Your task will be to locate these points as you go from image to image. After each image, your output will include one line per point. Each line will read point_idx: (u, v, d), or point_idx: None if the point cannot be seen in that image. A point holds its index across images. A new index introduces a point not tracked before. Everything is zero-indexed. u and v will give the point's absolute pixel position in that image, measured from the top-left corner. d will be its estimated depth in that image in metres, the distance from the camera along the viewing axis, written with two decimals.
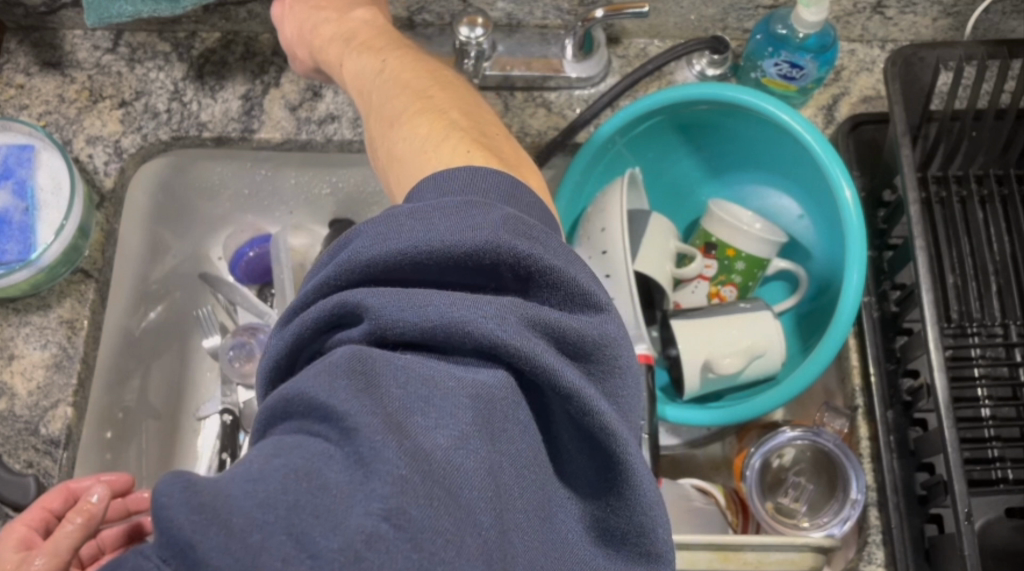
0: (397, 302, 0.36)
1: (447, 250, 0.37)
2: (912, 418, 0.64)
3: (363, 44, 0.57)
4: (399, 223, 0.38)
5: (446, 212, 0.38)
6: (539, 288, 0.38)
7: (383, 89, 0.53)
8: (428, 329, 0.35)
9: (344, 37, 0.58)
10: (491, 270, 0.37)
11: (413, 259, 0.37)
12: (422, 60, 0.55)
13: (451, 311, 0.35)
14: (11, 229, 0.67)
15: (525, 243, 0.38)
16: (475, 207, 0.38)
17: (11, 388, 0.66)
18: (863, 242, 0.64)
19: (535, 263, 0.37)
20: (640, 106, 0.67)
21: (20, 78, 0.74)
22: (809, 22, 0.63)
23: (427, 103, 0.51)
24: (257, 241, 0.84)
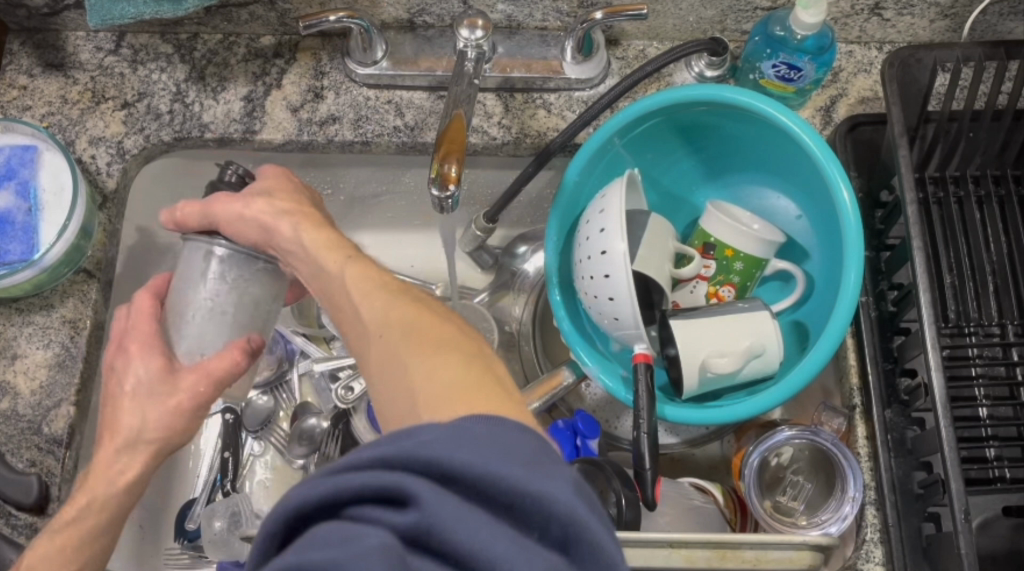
0: (450, 509, 0.33)
1: (509, 482, 0.34)
2: (909, 417, 0.65)
3: (353, 287, 0.53)
4: (471, 436, 0.35)
5: (520, 450, 0.36)
6: (579, 557, 0.34)
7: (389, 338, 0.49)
8: (466, 554, 0.32)
9: (330, 275, 0.55)
10: (542, 523, 0.34)
11: (475, 476, 0.34)
12: (412, 300, 0.51)
13: (496, 548, 0.32)
14: (13, 229, 0.68)
15: (585, 507, 0.35)
16: (551, 458, 0.36)
17: (14, 387, 0.67)
18: (860, 242, 0.64)
19: (585, 527, 0.34)
20: (638, 107, 0.68)
21: (23, 79, 0.75)
22: (808, 23, 0.64)
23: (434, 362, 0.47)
24: None
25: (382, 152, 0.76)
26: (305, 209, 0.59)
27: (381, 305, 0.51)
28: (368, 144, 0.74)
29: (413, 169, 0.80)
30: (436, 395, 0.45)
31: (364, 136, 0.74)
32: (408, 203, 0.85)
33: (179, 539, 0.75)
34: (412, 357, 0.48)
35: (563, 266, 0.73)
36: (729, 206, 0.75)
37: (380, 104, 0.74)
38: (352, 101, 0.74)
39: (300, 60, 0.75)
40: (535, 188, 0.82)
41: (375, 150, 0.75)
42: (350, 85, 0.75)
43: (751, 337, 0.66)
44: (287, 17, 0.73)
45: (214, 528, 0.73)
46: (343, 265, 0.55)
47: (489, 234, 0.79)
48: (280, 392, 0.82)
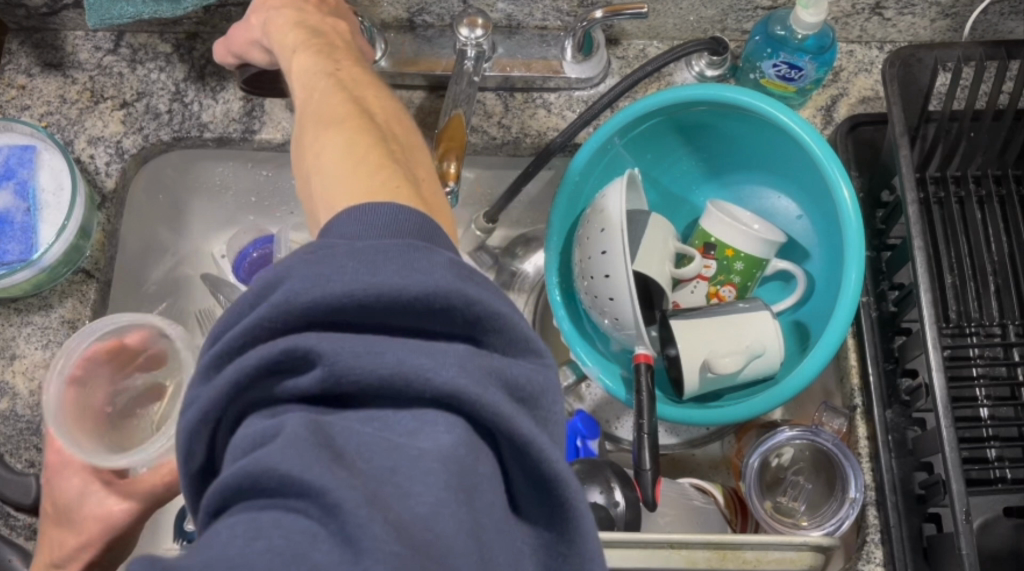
0: (354, 346, 0.33)
1: (396, 291, 0.34)
2: (910, 418, 0.65)
3: (312, 49, 0.56)
4: (340, 263, 0.34)
5: (391, 254, 0.35)
6: (483, 334, 0.35)
7: (329, 100, 0.51)
8: (386, 376, 0.32)
9: (292, 50, 0.57)
10: (441, 314, 0.34)
11: (360, 300, 0.33)
12: (373, 91, 0.54)
13: (412, 358, 0.33)
14: (13, 229, 0.68)
15: (473, 286, 0.35)
16: (417, 250, 0.36)
17: (12, 388, 0.67)
18: (860, 241, 0.64)
19: (481, 307, 0.35)
20: (639, 107, 0.68)
21: (22, 79, 0.75)
22: (808, 23, 0.64)
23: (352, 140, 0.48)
24: (261, 241, 0.82)
25: None
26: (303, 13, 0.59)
27: (323, 82, 0.53)
28: None
29: None
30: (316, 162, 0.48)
31: None
32: None
33: (179, 540, 0.75)
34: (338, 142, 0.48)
35: (563, 266, 0.73)
36: (729, 206, 0.75)
37: None
38: None
39: None
40: (536, 187, 0.82)
41: None
42: None
43: (751, 337, 0.66)
44: None
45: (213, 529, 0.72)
46: (296, 63, 0.56)
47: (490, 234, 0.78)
48: None
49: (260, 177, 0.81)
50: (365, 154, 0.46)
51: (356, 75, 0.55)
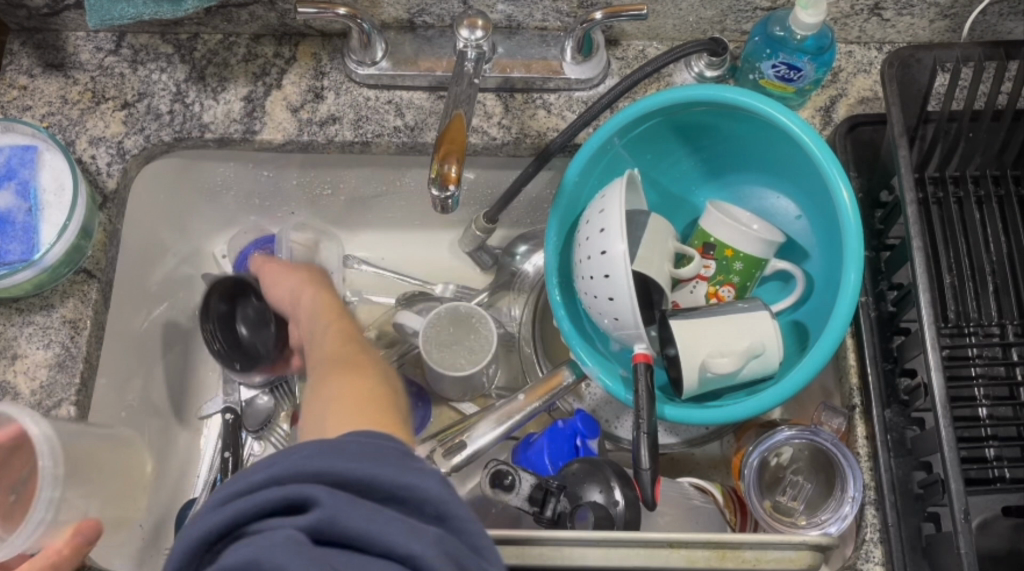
0: (342, 498, 0.39)
1: (382, 475, 0.41)
2: (909, 418, 0.65)
3: (324, 312, 0.67)
4: (345, 445, 0.42)
5: (385, 451, 0.43)
6: (452, 524, 0.41)
7: (321, 368, 0.59)
8: (359, 530, 0.38)
9: (312, 312, 0.67)
10: (417, 505, 0.41)
11: (350, 474, 0.40)
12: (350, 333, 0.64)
13: (382, 525, 0.38)
14: (14, 229, 0.68)
15: (445, 487, 0.42)
16: (406, 458, 0.43)
17: (14, 388, 0.67)
18: (860, 241, 0.64)
19: (451, 504, 0.41)
20: (639, 107, 0.68)
21: (23, 79, 0.75)
22: (807, 24, 0.64)
23: (347, 408, 0.54)
24: (262, 241, 0.84)
25: (382, 153, 0.76)
26: (321, 282, 0.70)
27: (334, 331, 0.64)
28: (367, 144, 0.74)
29: (413, 169, 0.80)
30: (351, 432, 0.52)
31: (364, 136, 0.74)
32: (409, 203, 0.85)
33: None
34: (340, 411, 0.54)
35: (563, 266, 0.73)
36: (729, 207, 0.75)
37: (380, 104, 0.74)
38: (353, 101, 0.74)
39: (299, 60, 0.76)
40: (536, 188, 0.82)
41: (375, 150, 0.75)
42: (351, 85, 0.75)
43: (750, 337, 0.66)
44: (286, 18, 0.74)
45: None
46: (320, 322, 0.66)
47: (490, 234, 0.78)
48: (279, 391, 0.81)
49: (261, 178, 0.82)
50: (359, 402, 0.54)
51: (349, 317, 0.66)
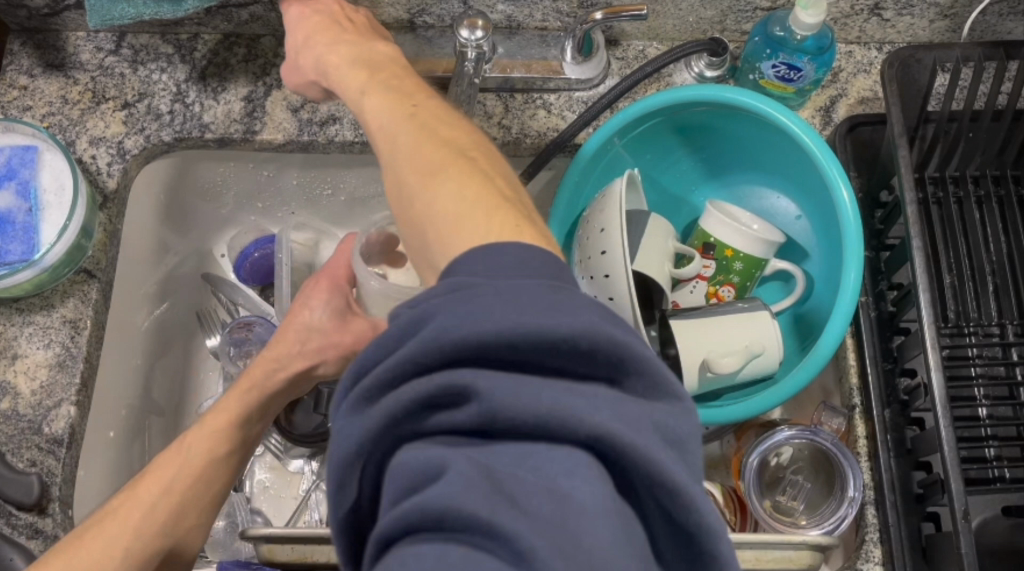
0: (507, 382, 0.31)
1: (542, 334, 0.32)
2: (909, 417, 0.65)
3: (382, 82, 0.51)
4: (483, 300, 0.33)
5: (531, 299, 0.33)
6: (634, 384, 0.33)
7: (407, 141, 0.47)
8: (540, 419, 0.31)
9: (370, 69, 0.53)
10: (588, 357, 0.32)
11: (507, 341, 0.31)
12: (449, 116, 0.48)
13: (566, 403, 0.31)
14: (14, 229, 0.68)
15: (617, 328, 0.33)
16: (559, 293, 0.34)
17: (14, 388, 0.67)
18: (861, 241, 0.64)
19: (632, 360, 0.33)
20: (639, 107, 0.68)
21: (24, 80, 0.75)
22: (807, 24, 0.64)
23: (473, 202, 0.42)
24: (263, 242, 0.85)
25: None
26: (372, 63, 0.53)
27: (431, 142, 0.46)
28: (367, 144, 0.74)
29: None
30: (474, 236, 0.40)
31: (364, 136, 0.74)
32: None
33: None
34: (459, 175, 0.44)
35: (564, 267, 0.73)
36: (729, 206, 0.75)
37: None
38: None
39: None
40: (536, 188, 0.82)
41: None
42: None
43: (751, 337, 0.66)
44: None
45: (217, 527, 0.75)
46: (392, 112, 0.49)
47: None
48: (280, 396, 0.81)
49: (261, 178, 0.82)
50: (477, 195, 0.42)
51: (439, 112, 0.48)
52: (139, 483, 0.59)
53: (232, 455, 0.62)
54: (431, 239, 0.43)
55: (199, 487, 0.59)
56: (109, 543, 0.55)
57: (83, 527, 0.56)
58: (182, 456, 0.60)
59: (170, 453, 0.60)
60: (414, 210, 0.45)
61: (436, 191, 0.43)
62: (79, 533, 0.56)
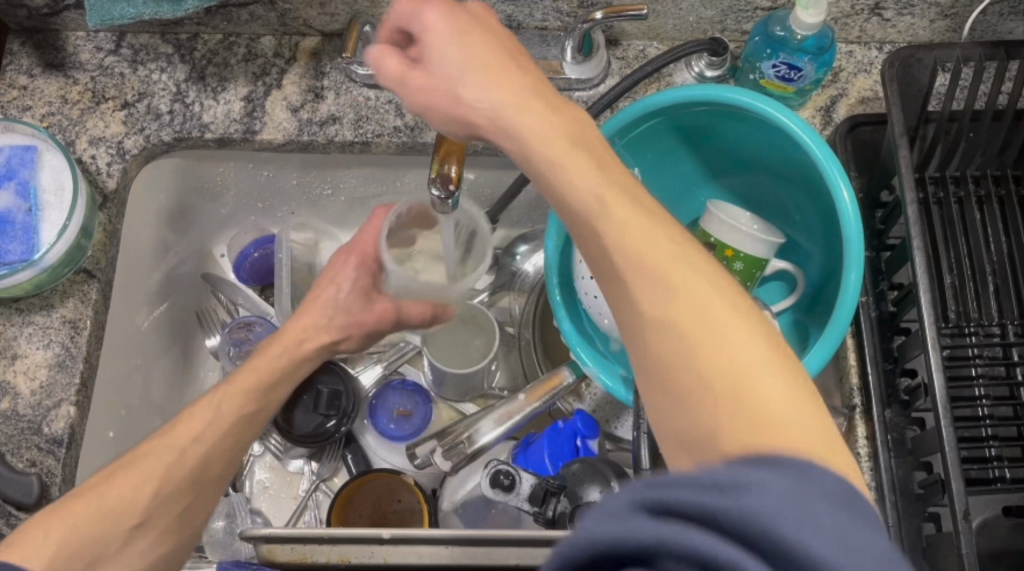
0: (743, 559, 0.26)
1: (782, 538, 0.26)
2: (909, 418, 0.65)
3: (497, 85, 0.46)
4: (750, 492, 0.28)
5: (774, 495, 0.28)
6: None
7: (658, 236, 0.41)
8: None
9: (472, 61, 0.46)
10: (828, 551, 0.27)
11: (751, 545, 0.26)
12: (636, 194, 0.43)
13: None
14: (14, 229, 0.68)
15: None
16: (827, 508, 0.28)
17: (14, 388, 0.67)
18: (862, 241, 0.64)
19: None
20: (639, 107, 0.68)
21: (23, 79, 0.75)
22: (808, 23, 0.64)
23: (713, 350, 0.38)
24: (262, 241, 0.85)
25: (382, 153, 0.76)
26: (544, 97, 0.46)
27: (649, 224, 0.41)
28: (367, 144, 0.74)
29: (413, 169, 0.80)
30: (747, 361, 0.37)
31: (364, 136, 0.73)
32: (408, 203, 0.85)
33: None
34: (692, 314, 0.39)
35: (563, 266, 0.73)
36: (729, 206, 0.75)
37: (380, 104, 0.74)
38: (353, 101, 0.74)
39: (299, 60, 0.76)
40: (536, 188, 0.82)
41: (376, 150, 0.75)
42: (351, 85, 0.75)
43: None
44: (287, 18, 0.74)
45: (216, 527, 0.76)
46: (583, 170, 0.43)
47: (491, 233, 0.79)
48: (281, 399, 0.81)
49: (261, 177, 0.81)
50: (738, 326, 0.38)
51: (617, 164, 0.45)
52: (172, 429, 0.62)
53: (256, 416, 0.67)
54: (695, 405, 0.37)
55: (228, 440, 0.64)
56: (140, 484, 0.57)
57: (114, 467, 0.58)
58: (213, 410, 0.64)
59: (199, 409, 0.64)
60: (645, 346, 0.40)
61: (681, 330, 0.38)
62: (112, 472, 0.57)
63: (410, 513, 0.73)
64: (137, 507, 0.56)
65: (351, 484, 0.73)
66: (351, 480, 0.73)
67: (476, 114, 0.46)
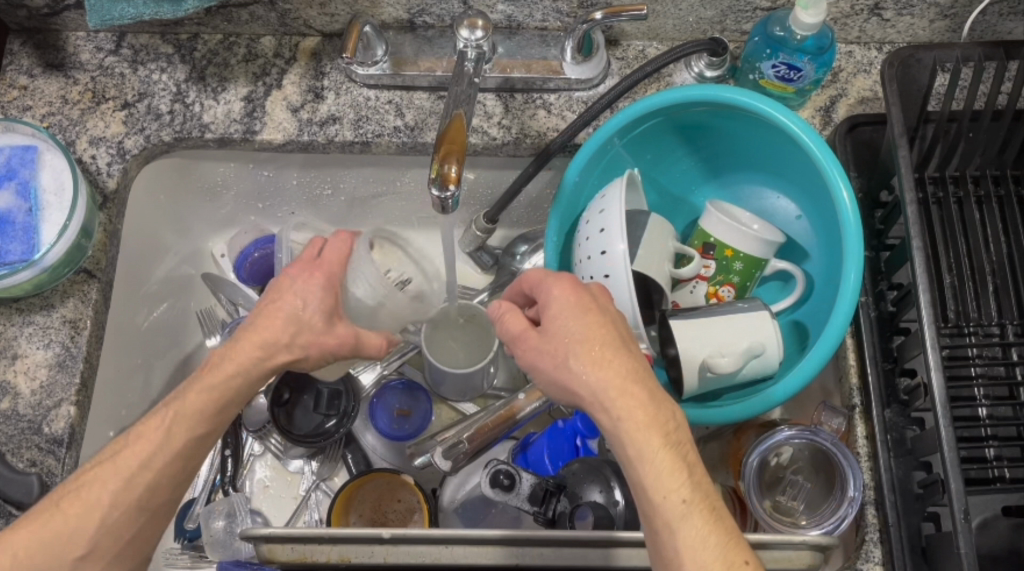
0: None
1: None
2: (908, 418, 0.65)
3: (593, 354, 0.51)
4: None
5: None
6: None
7: (695, 505, 0.46)
8: None
9: (577, 337, 0.52)
10: None
11: None
12: (680, 453, 0.48)
13: None
14: (14, 229, 0.68)
15: None
16: None
17: (14, 387, 0.67)
18: (861, 243, 0.64)
19: None
20: (640, 107, 0.68)
21: (23, 79, 0.75)
22: (807, 24, 0.64)
23: None
24: (262, 242, 0.85)
25: (382, 153, 0.76)
26: (641, 380, 0.50)
27: (717, 541, 0.45)
28: (367, 144, 0.74)
29: (413, 169, 0.80)
30: None
31: (364, 136, 0.74)
32: (408, 202, 0.85)
33: (180, 539, 0.77)
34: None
35: (564, 266, 0.73)
36: (729, 207, 0.75)
37: (380, 104, 0.74)
38: (353, 102, 0.74)
39: (299, 60, 0.76)
40: (536, 188, 0.82)
41: (376, 150, 0.75)
42: (351, 85, 0.75)
43: (751, 336, 0.66)
44: (287, 18, 0.74)
45: (214, 528, 0.74)
46: (654, 453, 0.48)
47: (491, 233, 0.79)
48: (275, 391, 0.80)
49: (261, 177, 0.81)
50: None
51: (673, 424, 0.49)
52: (120, 451, 0.54)
53: (207, 438, 0.56)
54: None
55: (178, 465, 0.55)
56: (84, 513, 0.52)
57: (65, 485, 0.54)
58: (160, 434, 0.54)
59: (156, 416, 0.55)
60: None
61: None
62: (59, 495, 0.53)
63: (410, 512, 0.74)
64: (81, 537, 0.53)
65: (351, 484, 0.73)
66: (350, 480, 0.72)
67: (575, 380, 0.51)
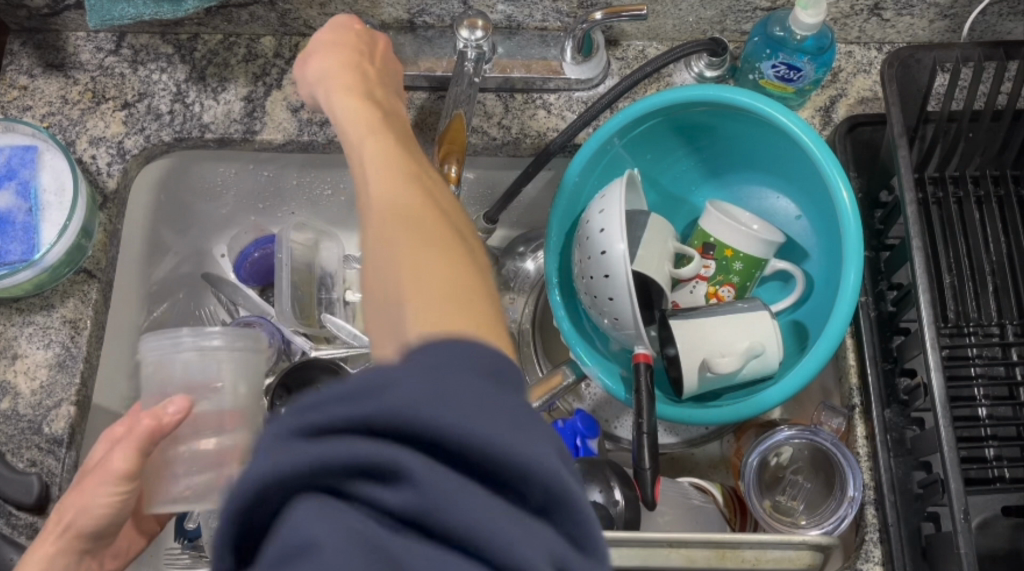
0: None
1: None
2: (908, 417, 0.65)
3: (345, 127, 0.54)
4: None
5: None
6: None
7: (411, 218, 0.45)
8: None
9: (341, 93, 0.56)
10: None
11: None
12: (414, 180, 0.48)
13: None
14: (14, 229, 0.68)
15: None
16: None
17: (14, 387, 0.67)
18: (860, 244, 0.64)
19: None
20: (640, 107, 0.68)
21: (23, 79, 0.75)
22: (807, 24, 0.64)
23: (430, 267, 0.42)
24: (262, 242, 0.84)
25: None
26: (388, 121, 0.54)
27: (428, 240, 0.43)
28: None
29: None
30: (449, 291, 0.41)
31: None
32: None
33: (180, 539, 0.76)
34: (428, 261, 0.42)
35: (563, 266, 0.73)
36: (728, 206, 0.75)
37: None
38: None
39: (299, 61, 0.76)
40: (535, 188, 0.82)
41: None
42: None
43: (750, 336, 0.66)
44: (287, 18, 0.74)
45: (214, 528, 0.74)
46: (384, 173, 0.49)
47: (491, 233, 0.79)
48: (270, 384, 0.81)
49: (261, 177, 0.82)
50: (452, 278, 0.42)
51: (393, 148, 0.51)
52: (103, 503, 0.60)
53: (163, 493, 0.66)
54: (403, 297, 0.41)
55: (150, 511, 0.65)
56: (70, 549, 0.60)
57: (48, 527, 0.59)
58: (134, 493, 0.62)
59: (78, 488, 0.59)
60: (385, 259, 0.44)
61: (402, 251, 0.43)
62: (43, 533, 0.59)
63: None
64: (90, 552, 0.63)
65: None
66: None
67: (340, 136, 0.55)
